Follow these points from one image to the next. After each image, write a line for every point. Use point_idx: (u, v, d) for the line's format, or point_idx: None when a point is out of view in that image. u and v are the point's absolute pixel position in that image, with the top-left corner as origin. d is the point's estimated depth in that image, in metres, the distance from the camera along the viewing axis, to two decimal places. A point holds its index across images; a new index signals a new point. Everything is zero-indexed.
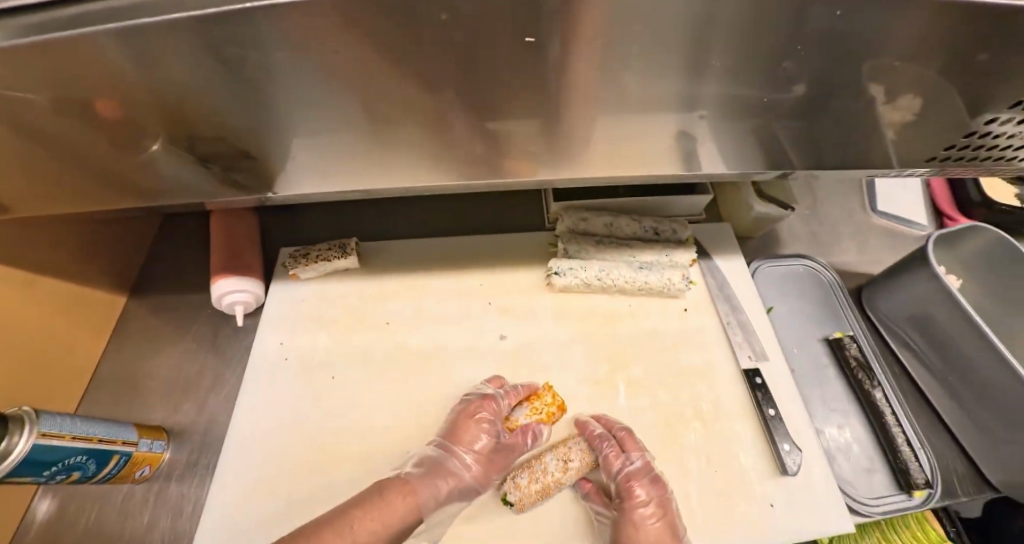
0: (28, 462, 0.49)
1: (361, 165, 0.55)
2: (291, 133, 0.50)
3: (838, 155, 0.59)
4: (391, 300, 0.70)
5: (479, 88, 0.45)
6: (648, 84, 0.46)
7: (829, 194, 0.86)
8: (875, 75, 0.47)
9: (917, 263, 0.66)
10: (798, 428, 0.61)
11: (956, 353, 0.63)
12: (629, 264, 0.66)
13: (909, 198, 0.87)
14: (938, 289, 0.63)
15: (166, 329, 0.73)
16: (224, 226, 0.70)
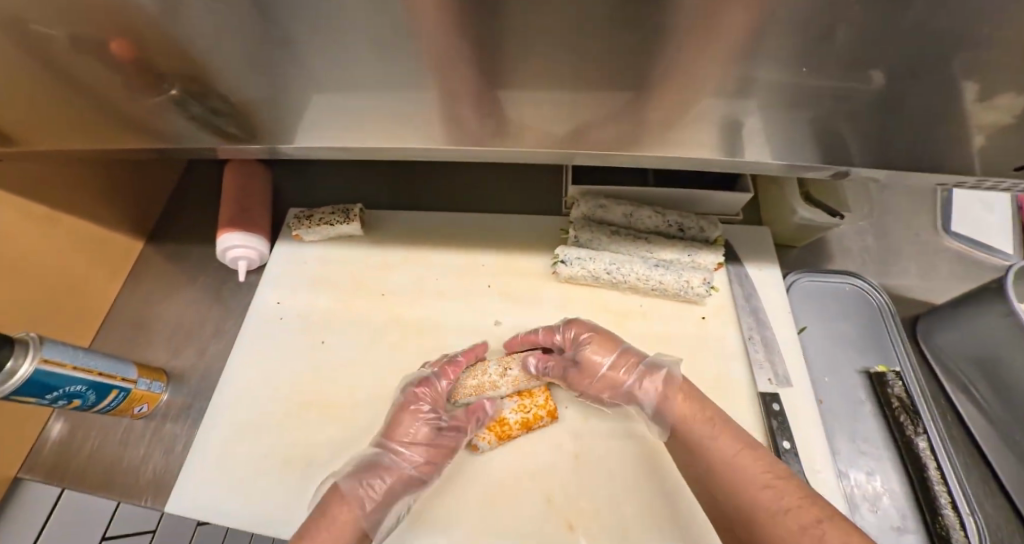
0: (31, 384, 0.50)
1: (360, 121, 0.52)
2: (292, 84, 0.47)
3: (909, 159, 0.50)
4: (391, 270, 0.67)
5: (487, 51, 0.40)
6: (681, 53, 0.39)
7: (894, 206, 0.75)
8: (968, 63, 0.38)
9: (989, 295, 0.56)
10: (817, 467, 0.53)
11: None
12: (644, 260, 0.60)
13: (996, 218, 0.73)
14: (1011, 328, 0.53)
15: (178, 275, 0.74)
16: (237, 180, 0.70)
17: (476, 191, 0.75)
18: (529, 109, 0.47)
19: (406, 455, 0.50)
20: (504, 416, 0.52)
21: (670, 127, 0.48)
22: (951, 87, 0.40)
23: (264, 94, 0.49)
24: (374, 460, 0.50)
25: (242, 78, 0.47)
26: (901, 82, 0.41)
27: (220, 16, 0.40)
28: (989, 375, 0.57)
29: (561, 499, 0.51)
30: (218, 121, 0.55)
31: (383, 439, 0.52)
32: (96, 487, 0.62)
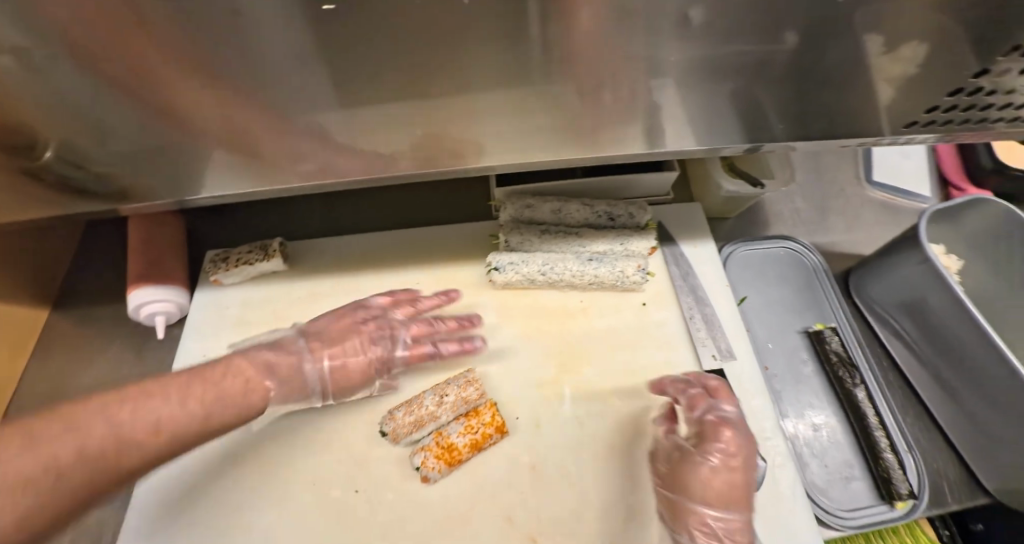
0: None
1: (251, 171, 0.47)
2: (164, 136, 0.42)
3: (820, 122, 0.50)
4: (322, 304, 0.63)
5: (372, 71, 0.37)
6: (580, 49, 0.37)
7: (815, 166, 0.77)
8: (866, 17, 0.37)
9: (907, 242, 0.57)
10: (766, 434, 0.54)
11: (948, 344, 0.56)
12: (577, 256, 0.59)
13: (911, 167, 0.76)
14: (928, 271, 0.55)
15: (90, 343, 0.68)
16: (145, 231, 0.65)
17: (402, 209, 0.72)
18: (429, 125, 0.44)
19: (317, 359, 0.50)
20: (451, 441, 0.51)
21: (581, 122, 0.46)
22: (853, 42, 0.40)
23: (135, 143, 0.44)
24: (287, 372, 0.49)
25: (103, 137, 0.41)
26: (805, 41, 0.40)
27: (58, 74, 0.34)
28: (914, 317, 0.59)
29: (520, 516, 0.50)
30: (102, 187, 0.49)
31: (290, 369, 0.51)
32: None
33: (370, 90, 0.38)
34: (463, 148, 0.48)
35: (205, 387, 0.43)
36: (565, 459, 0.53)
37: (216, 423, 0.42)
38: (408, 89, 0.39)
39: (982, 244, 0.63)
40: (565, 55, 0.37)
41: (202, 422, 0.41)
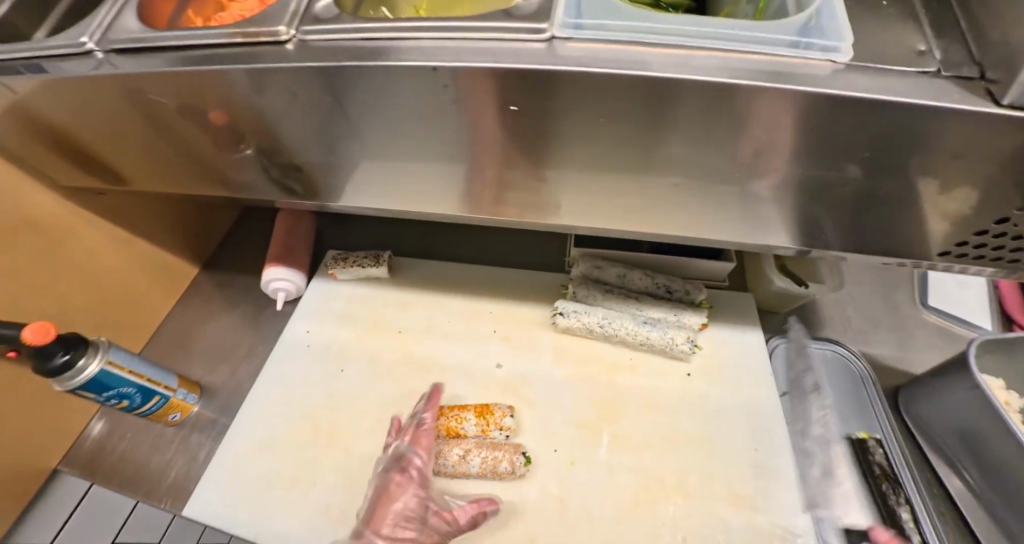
0: (94, 381, 0.59)
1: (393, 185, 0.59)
2: (346, 160, 0.57)
3: (875, 243, 0.54)
4: (411, 310, 0.75)
5: (508, 145, 0.49)
6: (677, 157, 0.47)
7: (875, 280, 0.78)
8: (925, 171, 0.43)
9: (956, 370, 0.59)
10: (797, 529, 0.56)
11: (1008, 482, 0.55)
12: (634, 317, 0.66)
13: (968, 297, 0.75)
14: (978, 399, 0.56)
15: (223, 301, 0.83)
16: (287, 223, 0.81)
17: (491, 244, 0.84)
18: (542, 188, 0.55)
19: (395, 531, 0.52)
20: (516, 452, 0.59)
21: (656, 215, 0.56)
22: (890, 190, 0.46)
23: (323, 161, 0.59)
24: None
25: (299, 145, 0.56)
26: (836, 186, 0.47)
27: (309, 111, 0.51)
28: (973, 449, 0.58)
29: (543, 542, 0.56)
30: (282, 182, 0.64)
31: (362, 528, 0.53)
32: (123, 486, 0.67)
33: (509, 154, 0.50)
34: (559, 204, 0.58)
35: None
36: (603, 492, 0.59)
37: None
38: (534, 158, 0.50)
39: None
40: (654, 140, 0.46)
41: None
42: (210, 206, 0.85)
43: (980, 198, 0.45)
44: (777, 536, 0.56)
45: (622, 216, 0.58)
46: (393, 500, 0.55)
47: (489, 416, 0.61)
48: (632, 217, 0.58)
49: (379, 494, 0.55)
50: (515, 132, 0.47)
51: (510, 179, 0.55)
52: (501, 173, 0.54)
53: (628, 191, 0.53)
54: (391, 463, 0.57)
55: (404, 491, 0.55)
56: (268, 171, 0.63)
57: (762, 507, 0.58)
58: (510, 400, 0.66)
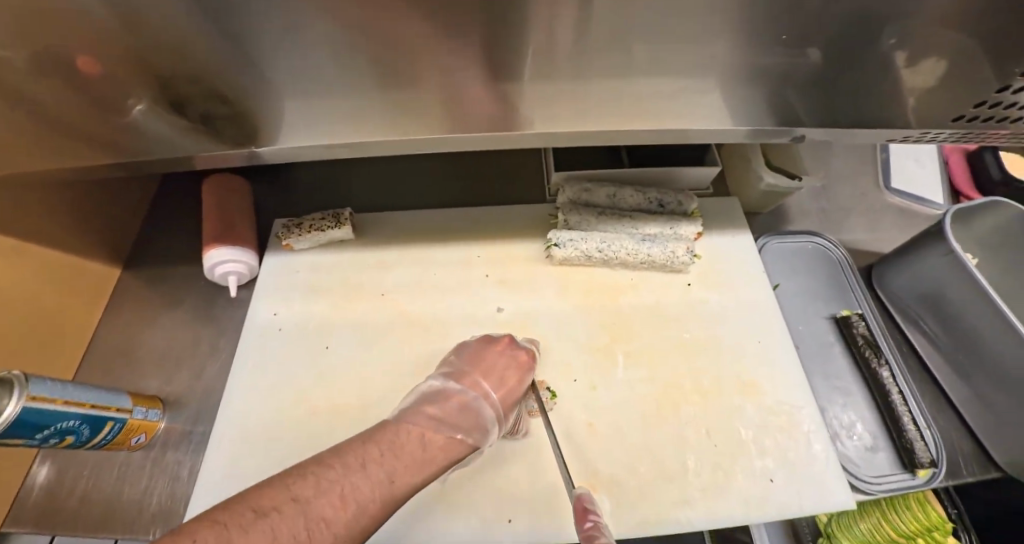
0: (20, 425, 0.47)
1: (350, 105, 0.51)
2: (289, 89, 0.48)
3: (859, 114, 0.55)
4: (390, 270, 0.68)
5: (488, 47, 0.43)
6: (674, 43, 0.44)
7: (841, 169, 0.80)
8: (924, 23, 0.42)
9: (933, 237, 0.62)
10: (799, 403, 0.60)
11: (971, 336, 0.60)
12: (632, 236, 0.64)
13: (925, 177, 0.80)
14: (954, 264, 0.59)
15: (160, 301, 0.71)
16: (218, 196, 0.69)
17: (464, 184, 0.77)
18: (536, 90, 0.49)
19: (491, 399, 0.51)
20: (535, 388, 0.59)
21: (642, 110, 0.53)
22: (881, 56, 0.46)
23: (264, 99, 0.50)
24: (448, 392, 0.50)
25: (222, 59, 0.44)
26: (826, 57, 0.47)
27: (230, 31, 0.41)
28: (937, 308, 0.64)
29: (579, 467, 0.56)
30: (209, 118, 0.52)
31: (470, 378, 0.52)
32: (93, 530, 0.58)
33: (492, 49, 0.44)
34: (554, 109, 0.52)
35: (381, 446, 0.41)
36: (629, 405, 0.59)
37: (405, 492, 0.40)
38: (521, 52, 0.44)
39: (1001, 247, 0.64)
40: (657, 13, 0.41)
41: (402, 483, 0.39)
42: (112, 190, 0.70)
43: (967, 53, 0.45)
44: (785, 412, 0.60)
45: (616, 116, 0.54)
46: (503, 382, 0.53)
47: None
48: (626, 118, 0.54)
49: (488, 362, 0.54)
50: (500, 20, 0.41)
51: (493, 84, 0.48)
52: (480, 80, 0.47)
53: (624, 84, 0.49)
54: (513, 345, 0.57)
55: (514, 376, 0.54)
56: (186, 109, 0.51)
57: (770, 388, 0.61)
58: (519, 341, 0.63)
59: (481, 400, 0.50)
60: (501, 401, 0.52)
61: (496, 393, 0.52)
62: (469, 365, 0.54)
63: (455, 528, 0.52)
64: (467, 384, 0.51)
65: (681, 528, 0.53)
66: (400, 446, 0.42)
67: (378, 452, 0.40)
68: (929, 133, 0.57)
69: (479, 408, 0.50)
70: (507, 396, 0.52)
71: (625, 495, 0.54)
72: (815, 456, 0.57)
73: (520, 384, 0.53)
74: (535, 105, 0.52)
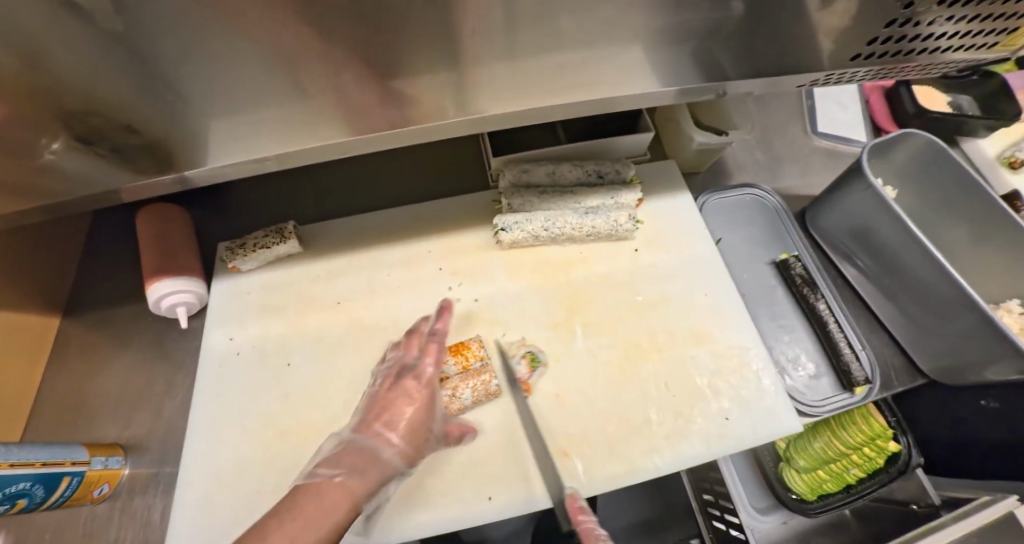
0: None
1: (270, 115, 0.50)
2: (206, 107, 0.47)
3: (765, 61, 0.58)
4: (341, 278, 0.67)
5: (399, 40, 0.43)
6: (584, 17, 0.46)
7: (770, 117, 0.82)
8: None
9: (853, 175, 0.65)
10: (748, 344, 0.64)
11: (894, 262, 0.65)
12: (575, 211, 0.66)
13: (848, 117, 0.81)
14: (873, 198, 0.63)
15: (105, 345, 0.68)
16: (155, 229, 0.66)
17: (408, 182, 0.77)
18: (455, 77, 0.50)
19: (390, 433, 0.50)
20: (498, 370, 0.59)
21: (564, 85, 0.55)
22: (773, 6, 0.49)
23: (183, 120, 0.48)
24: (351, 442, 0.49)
25: (124, 85, 0.43)
26: (725, 12, 0.49)
27: (135, 55, 0.40)
28: (863, 240, 0.69)
29: (551, 437, 0.57)
30: (124, 147, 0.50)
31: (368, 422, 0.50)
32: None
33: (404, 41, 0.44)
34: (478, 93, 0.53)
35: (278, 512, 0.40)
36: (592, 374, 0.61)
37: None
38: (433, 40, 0.44)
39: (916, 176, 0.68)
40: None
41: None
42: (40, 236, 0.66)
43: None
44: (735, 354, 0.63)
45: (543, 92, 0.56)
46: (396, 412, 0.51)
47: (466, 352, 0.58)
48: (552, 92, 0.56)
49: (381, 400, 0.52)
50: (406, 12, 0.41)
51: (411, 76, 0.48)
52: (398, 74, 0.47)
53: (542, 61, 0.50)
54: (403, 373, 0.54)
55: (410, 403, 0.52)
56: (97, 142, 0.49)
57: (721, 335, 0.64)
58: (480, 328, 0.63)
59: (378, 438, 0.49)
60: (404, 432, 0.50)
61: (393, 426, 0.50)
62: (370, 408, 0.52)
63: (440, 515, 0.53)
64: (365, 428, 0.50)
65: (650, 473, 0.57)
66: (296, 508, 0.41)
67: (277, 520, 0.39)
68: (835, 72, 0.62)
69: (378, 447, 0.48)
70: (409, 425, 0.50)
71: (596, 455, 0.57)
72: (765, 392, 0.61)
73: (422, 402, 0.52)
74: (459, 92, 0.52)
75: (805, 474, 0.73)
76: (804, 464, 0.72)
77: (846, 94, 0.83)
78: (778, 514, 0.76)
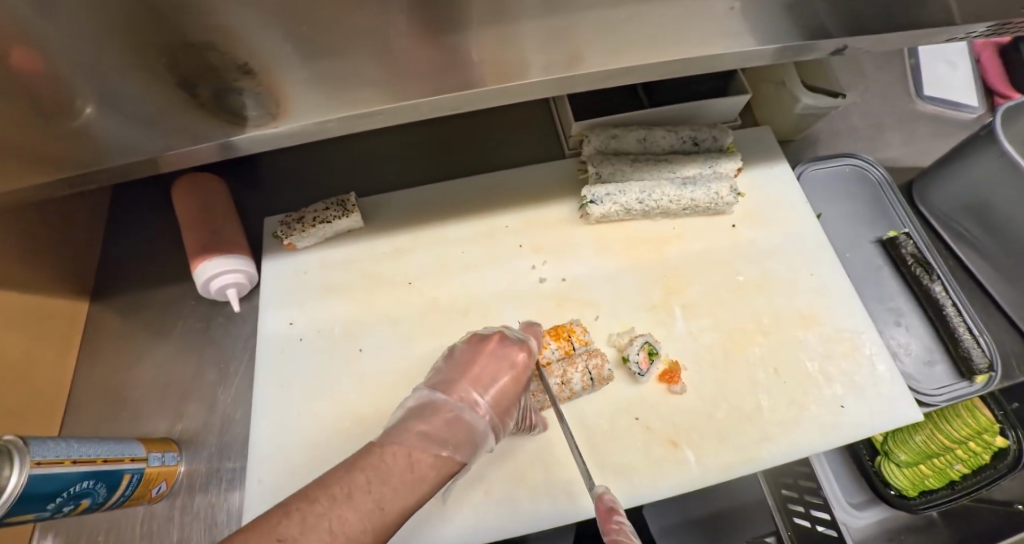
0: (25, 500, 0.39)
1: (349, 77, 0.43)
2: (284, 59, 0.40)
3: (897, 13, 0.52)
4: (409, 255, 0.61)
5: None
6: None
7: (870, 80, 0.76)
8: None
9: (979, 142, 0.59)
10: (861, 328, 0.58)
11: None
12: (672, 181, 0.59)
13: (958, 78, 0.76)
14: (1006, 168, 0.57)
15: (148, 331, 0.62)
16: (200, 202, 0.60)
17: (472, 150, 0.70)
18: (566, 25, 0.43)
19: (481, 409, 0.42)
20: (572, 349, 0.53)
21: (677, 36, 0.48)
22: None
23: (265, 71, 0.41)
24: (442, 405, 0.41)
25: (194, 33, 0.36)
26: None
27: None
28: (983, 218, 0.62)
29: (657, 423, 0.52)
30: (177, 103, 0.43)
31: (459, 384, 0.42)
32: None
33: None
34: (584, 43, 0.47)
35: (367, 471, 0.33)
36: (695, 358, 0.55)
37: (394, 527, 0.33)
38: None
39: None
40: None
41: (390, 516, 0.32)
42: (66, 213, 0.60)
43: None
44: (847, 338, 0.58)
45: (653, 46, 0.49)
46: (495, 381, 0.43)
47: (569, 336, 0.53)
48: (659, 48, 0.49)
49: (480, 366, 0.44)
50: None
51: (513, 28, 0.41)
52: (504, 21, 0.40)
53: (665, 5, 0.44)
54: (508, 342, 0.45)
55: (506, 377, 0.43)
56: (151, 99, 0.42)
57: (831, 318, 0.59)
58: (570, 310, 0.57)
59: (470, 410, 0.41)
60: (492, 405, 0.42)
61: (486, 396, 0.42)
62: (461, 369, 0.44)
63: (546, 510, 0.49)
64: (456, 389, 0.42)
65: (767, 463, 0.52)
66: (387, 469, 0.34)
67: (362, 479, 0.33)
68: (958, 28, 0.55)
69: (469, 421, 0.40)
70: (502, 398, 0.43)
71: (706, 443, 0.52)
72: (883, 379, 0.56)
73: (515, 386, 0.44)
74: (564, 42, 0.46)
75: (905, 469, 0.67)
76: (905, 458, 0.66)
77: (955, 55, 0.78)
78: (875, 509, 0.71)
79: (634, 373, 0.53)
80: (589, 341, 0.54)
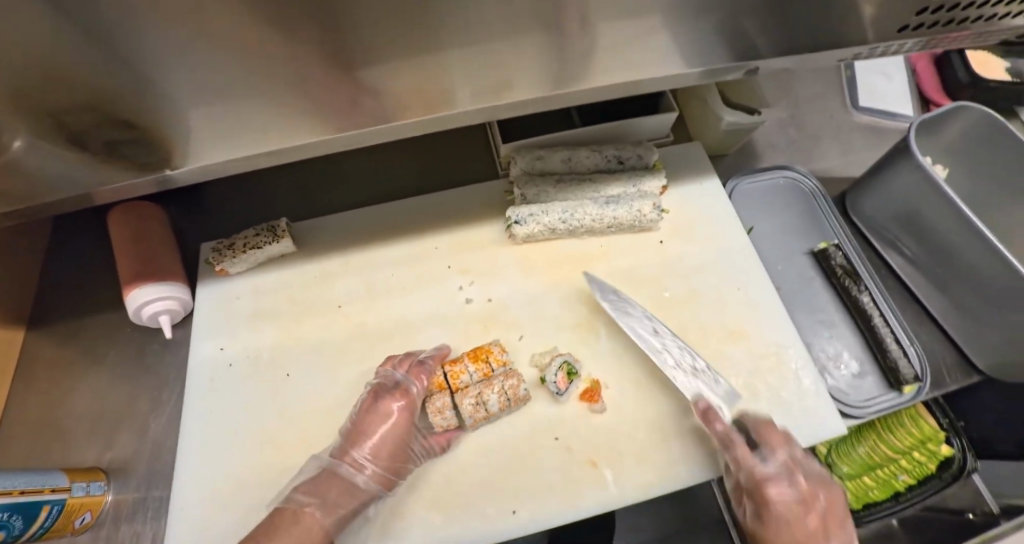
0: None
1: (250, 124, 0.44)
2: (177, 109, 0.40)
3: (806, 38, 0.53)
4: (339, 278, 0.62)
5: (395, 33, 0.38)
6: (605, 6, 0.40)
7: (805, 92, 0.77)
8: None
9: (899, 155, 0.60)
10: (788, 342, 0.58)
11: (944, 249, 0.59)
12: (595, 200, 0.60)
13: (895, 88, 0.77)
14: (924, 180, 0.57)
15: (83, 359, 0.62)
16: (133, 230, 0.60)
17: (409, 171, 0.71)
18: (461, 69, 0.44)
19: (365, 466, 0.48)
20: (488, 368, 0.53)
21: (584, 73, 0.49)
22: None
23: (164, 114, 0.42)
24: (330, 471, 0.48)
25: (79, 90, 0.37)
26: None
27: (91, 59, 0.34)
28: (910, 228, 0.63)
29: (578, 444, 0.52)
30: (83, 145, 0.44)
31: (345, 447, 0.49)
32: None
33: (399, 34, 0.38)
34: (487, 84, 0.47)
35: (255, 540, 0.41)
36: (619, 376, 0.56)
37: None
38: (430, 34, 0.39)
39: (966, 152, 0.63)
40: None
41: None
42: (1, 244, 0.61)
43: None
44: (773, 352, 0.58)
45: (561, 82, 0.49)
46: (376, 437, 0.49)
47: (487, 358, 0.53)
48: (569, 84, 0.50)
49: (364, 424, 0.50)
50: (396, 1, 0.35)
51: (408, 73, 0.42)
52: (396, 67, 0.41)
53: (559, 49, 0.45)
54: (383, 395, 0.51)
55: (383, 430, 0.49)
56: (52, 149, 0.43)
57: (757, 332, 0.59)
58: (495, 331, 0.58)
59: (354, 467, 0.48)
60: (376, 459, 0.48)
61: (368, 454, 0.48)
62: (349, 432, 0.50)
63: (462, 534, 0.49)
64: (344, 455, 0.48)
65: (687, 481, 0.52)
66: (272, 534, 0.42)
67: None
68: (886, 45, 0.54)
69: (353, 479, 0.47)
70: (387, 450, 0.49)
71: (626, 463, 0.52)
72: (807, 393, 0.56)
73: (394, 436, 0.49)
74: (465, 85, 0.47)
75: (850, 482, 0.67)
76: (848, 470, 0.66)
77: (892, 65, 0.79)
78: None
79: (553, 393, 0.53)
80: (507, 361, 0.54)
